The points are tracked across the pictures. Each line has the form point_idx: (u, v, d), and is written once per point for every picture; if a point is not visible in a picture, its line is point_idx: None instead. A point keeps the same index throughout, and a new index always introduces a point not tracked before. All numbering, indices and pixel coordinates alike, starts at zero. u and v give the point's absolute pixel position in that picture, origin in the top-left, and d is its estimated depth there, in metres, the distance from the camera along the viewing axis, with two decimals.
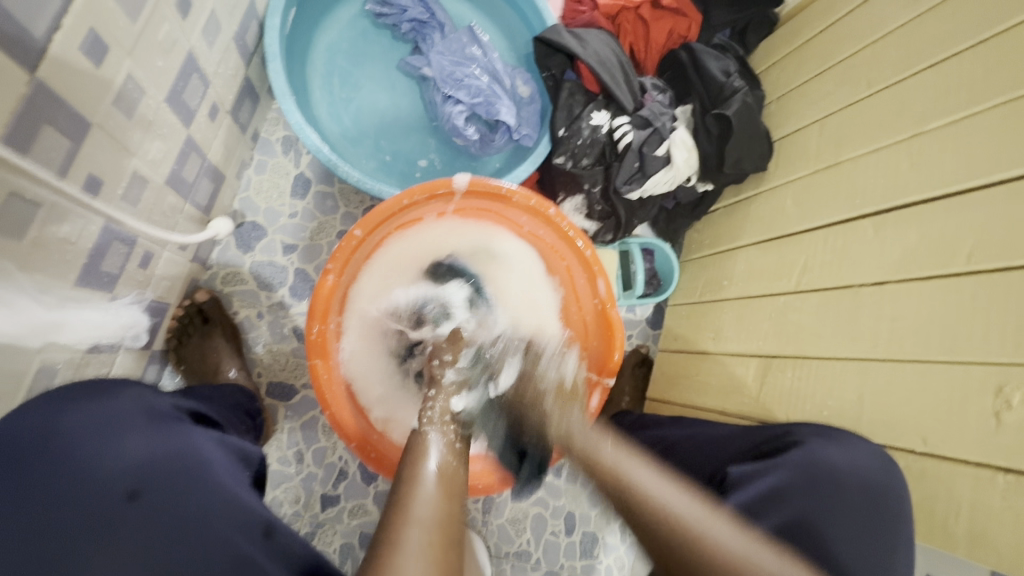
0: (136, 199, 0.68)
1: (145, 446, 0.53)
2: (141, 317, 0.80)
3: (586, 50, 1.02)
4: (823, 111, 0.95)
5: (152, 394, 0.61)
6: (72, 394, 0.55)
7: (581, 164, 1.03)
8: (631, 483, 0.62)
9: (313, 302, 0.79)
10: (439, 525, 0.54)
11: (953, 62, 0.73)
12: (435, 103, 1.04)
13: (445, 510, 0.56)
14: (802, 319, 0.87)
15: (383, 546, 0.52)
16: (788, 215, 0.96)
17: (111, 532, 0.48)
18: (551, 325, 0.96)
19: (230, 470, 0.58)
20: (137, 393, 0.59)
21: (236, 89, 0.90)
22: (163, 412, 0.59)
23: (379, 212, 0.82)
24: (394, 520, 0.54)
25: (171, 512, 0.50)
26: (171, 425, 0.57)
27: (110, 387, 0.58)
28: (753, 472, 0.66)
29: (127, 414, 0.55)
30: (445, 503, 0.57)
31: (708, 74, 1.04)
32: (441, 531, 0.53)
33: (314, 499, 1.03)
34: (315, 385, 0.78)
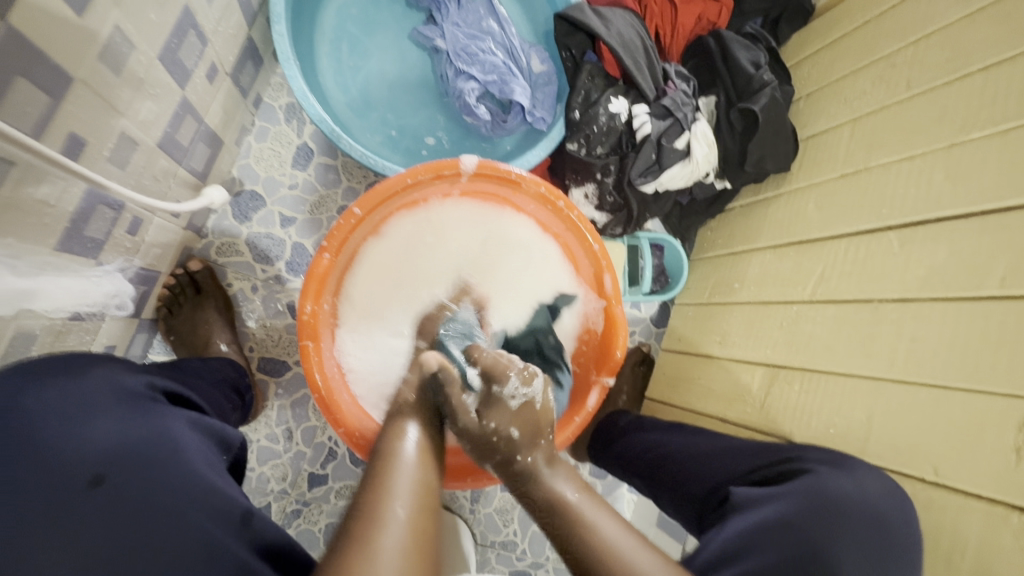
0: (123, 161, 0.65)
1: (115, 431, 0.51)
2: (126, 284, 0.77)
3: (609, 30, 0.96)
4: (857, 112, 0.90)
5: (126, 372, 0.59)
6: (33, 369, 0.51)
7: (595, 152, 0.97)
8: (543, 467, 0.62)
9: (307, 281, 0.76)
10: (418, 491, 0.54)
11: (1001, 68, 0.68)
12: (447, 77, 0.99)
13: (424, 481, 0.55)
14: (813, 329, 0.84)
15: (360, 517, 0.50)
16: (807, 220, 0.93)
17: (75, 519, 0.46)
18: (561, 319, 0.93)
19: (206, 457, 0.56)
20: (110, 372, 0.57)
21: (238, 50, 0.85)
22: (137, 393, 0.57)
23: (381, 191, 0.79)
24: (373, 490, 0.53)
25: (141, 503, 0.48)
26: (145, 407, 0.55)
27: (80, 362, 0.56)
28: (758, 498, 0.63)
29: (98, 395, 0.53)
30: (421, 474, 0.56)
31: (737, 66, 0.98)
32: (420, 503, 0.53)
33: (301, 477, 1.02)
34: (306, 366, 0.75)
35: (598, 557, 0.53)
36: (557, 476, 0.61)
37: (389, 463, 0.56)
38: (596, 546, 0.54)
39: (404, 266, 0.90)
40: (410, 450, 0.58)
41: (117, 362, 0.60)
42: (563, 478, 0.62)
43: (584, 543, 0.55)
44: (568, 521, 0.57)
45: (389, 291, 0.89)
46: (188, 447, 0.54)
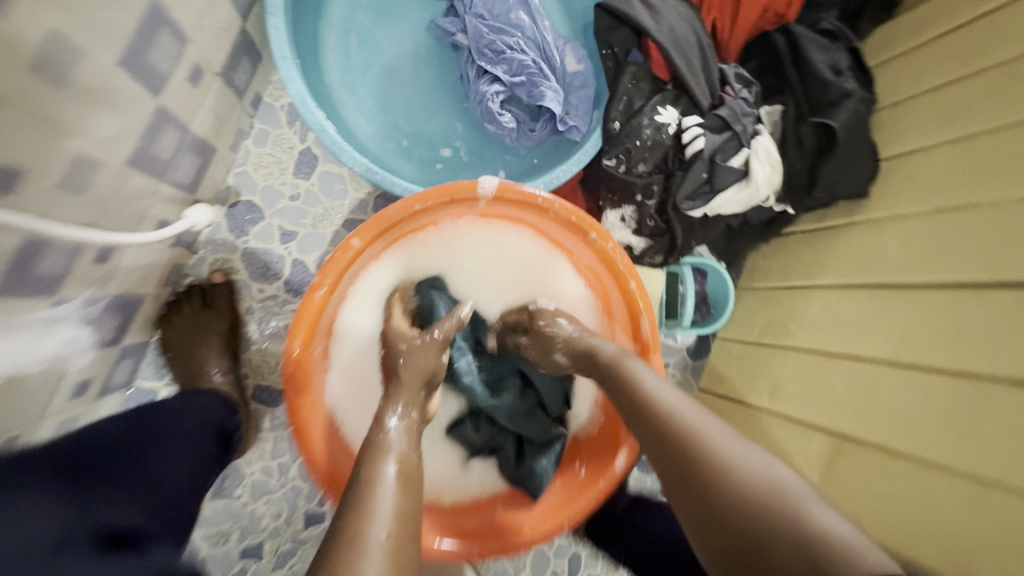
0: (80, 186, 0.55)
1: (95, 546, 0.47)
2: (92, 322, 0.68)
3: (659, 26, 0.82)
4: (966, 129, 0.72)
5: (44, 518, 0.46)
6: None
7: (636, 170, 0.84)
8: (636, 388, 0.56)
9: (295, 323, 0.66)
10: (406, 517, 0.46)
11: None
12: (468, 78, 0.87)
13: (410, 499, 0.47)
14: (894, 400, 0.70)
15: (335, 550, 0.42)
16: (889, 260, 0.78)
17: None
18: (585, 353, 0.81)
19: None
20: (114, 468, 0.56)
21: (229, 46, 0.74)
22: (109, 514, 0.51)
23: (384, 220, 0.68)
24: (352, 511, 0.45)
25: None
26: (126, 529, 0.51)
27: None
28: None
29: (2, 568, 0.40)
30: (404, 499, 0.47)
31: (811, 71, 0.83)
32: (404, 529, 0.45)
33: (297, 515, 0.93)
34: (292, 421, 0.65)
35: (703, 478, 0.44)
36: (660, 391, 0.54)
37: (369, 483, 0.47)
38: (681, 430, 0.48)
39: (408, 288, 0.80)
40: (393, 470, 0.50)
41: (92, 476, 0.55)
42: (650, 377, 0.57)
43: (688, 460, 0.46)
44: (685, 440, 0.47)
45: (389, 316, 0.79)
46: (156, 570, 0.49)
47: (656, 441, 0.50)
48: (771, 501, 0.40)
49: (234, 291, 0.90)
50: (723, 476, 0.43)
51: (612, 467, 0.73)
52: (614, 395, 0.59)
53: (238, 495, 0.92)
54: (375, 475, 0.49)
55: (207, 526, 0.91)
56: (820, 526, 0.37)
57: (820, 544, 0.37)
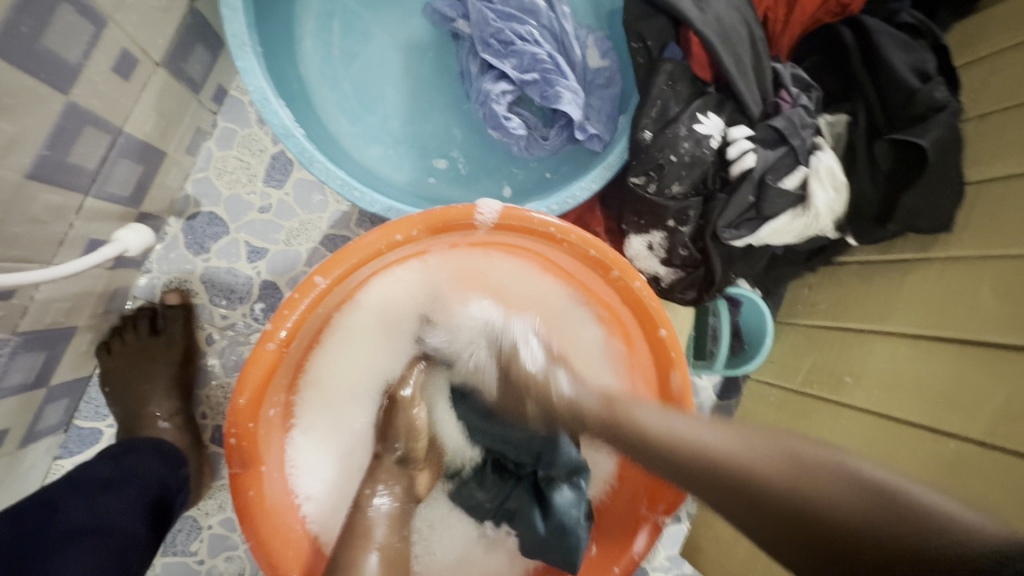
0: None
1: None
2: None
3: (705, 15, 0.67)
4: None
5: None
6: None
7: (668, 191, 0.70)
8: (643, 428, 0.50)
9: (242, 384, 0.52)
10: None
11: None
12: (470, 74, 0.73)
13: None
14: (992, 496, 0.56)
15: None
16: (978, 312, 0.63)
17: None
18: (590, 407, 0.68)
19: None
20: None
21: (175, 29, 0.61)
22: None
23: (356, 253, 0.55)
24: None
25: None
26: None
27: None
28: None
29: None
30: None
31: (890, 74, 0.68)
32: None
33: (262, 574, 0.81)
34: (239, 503, 0.52)
35: (784, 494, 0.40)
36: (674, 421, 0.49)
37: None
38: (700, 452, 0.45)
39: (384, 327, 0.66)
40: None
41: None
42: (649, 410, 0.52)
43: (759, 485, 0.41)
44: (739, 466, 0.43)
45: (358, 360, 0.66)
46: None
47: (675, 469, 0.47)
48: (864, 493, 0.37)
49: (190, 316, 0.77)
50: (767, 471, 0.41)
51: (629, 550, 0.60)
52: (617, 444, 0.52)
53: (194, 551, 0.80)
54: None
55: None
56: (901, 494, 0.35)
57: (932, 526, 0.33)
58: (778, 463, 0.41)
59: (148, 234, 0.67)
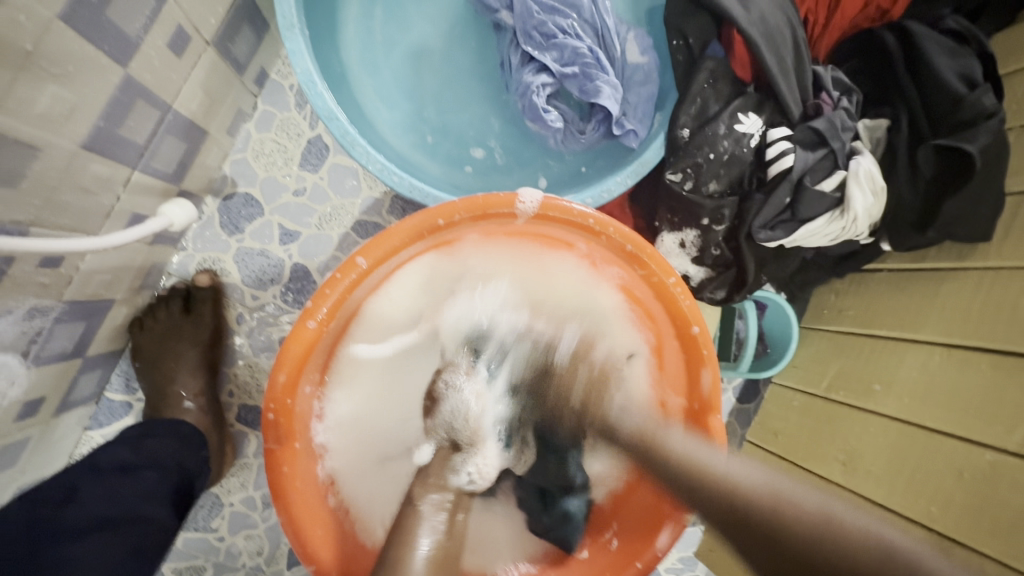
0: (12, 173, 0.44)
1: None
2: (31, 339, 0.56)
3: (749, 14, 0.67)
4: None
5: None
6: None
7: (705, 189, 0.69)
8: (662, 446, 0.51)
9: (281, 359, 0.53)
10: None
11: None
12: (510, 65, 0.73)
13: None
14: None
15: None
16: (1017, 323, 0.63)
17: None
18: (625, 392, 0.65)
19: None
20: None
21: (225, 10, 0.61)
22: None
23: (396, 236, 0.55)
24: None
25: None
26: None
27: None
28: None
29: None
30: None
31: (936, 80, 0.67)
32: None
33: (280, 553, 0.82)
34: (273, 479, 0.53)
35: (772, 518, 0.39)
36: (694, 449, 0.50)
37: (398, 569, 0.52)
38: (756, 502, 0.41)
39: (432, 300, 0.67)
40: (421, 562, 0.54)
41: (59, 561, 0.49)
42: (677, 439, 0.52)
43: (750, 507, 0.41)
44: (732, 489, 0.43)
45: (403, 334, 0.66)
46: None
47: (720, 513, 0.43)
48: (849, 536, 0.36)
49: (219, 298, 0.78)
50: (782, 512, 0.39)
51: (651, 546, 0.60)
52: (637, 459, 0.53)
53: (215, 528, 0.81)
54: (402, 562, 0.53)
55: (180, 560, 0.80)
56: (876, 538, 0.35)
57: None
58: (786, 505, 0.40)
59: (186, 211, 0.68)
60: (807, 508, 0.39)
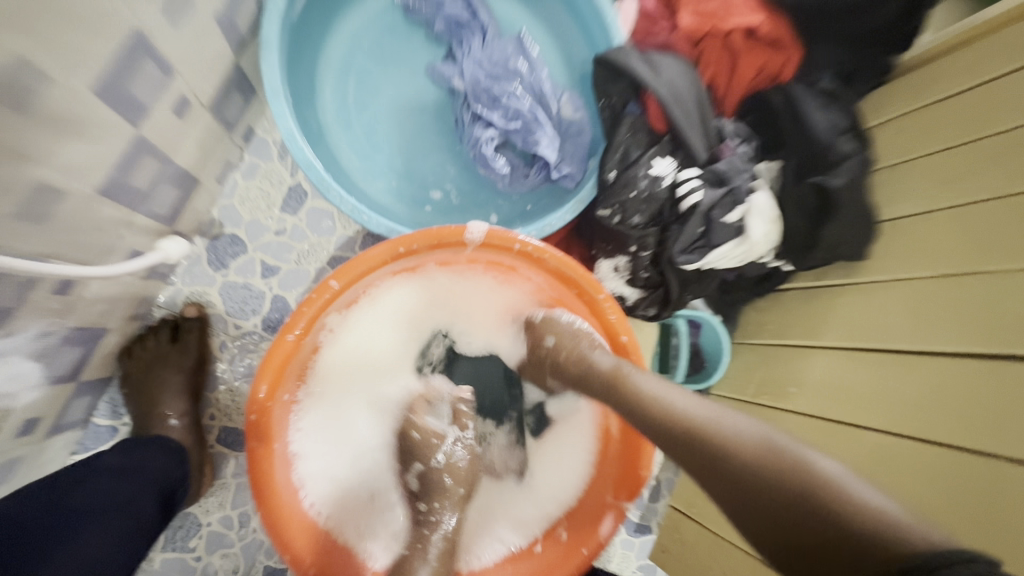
0: (44, 215, 0.52)
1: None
2: (32, 362, 0.62)
3: (658, 79, 0.81)
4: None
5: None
6: None
7: (631, 222, 0.82)
8: (638, 394, 0.60)
9: (263, 366, 0.61)
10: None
11: None
12: (463, 122, 0.86)
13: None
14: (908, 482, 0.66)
15: None
16: (891, 325, 0.75)
17: None
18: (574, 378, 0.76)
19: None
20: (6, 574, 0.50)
21: (220, 81, 0.73)
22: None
23: (367, 260, 0.65)
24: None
25: None
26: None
27: None
28: None
29: None
30: None
31: (811, 131, 0.83)
32: None
33: (255, 571, 0.87)
34: (251, 476, 0.60)
35: (749, 468, 0.49)
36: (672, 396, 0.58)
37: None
38: (707, 430, 0.53)
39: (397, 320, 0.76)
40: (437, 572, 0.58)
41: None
42: (649, 381, 0.61)
43: (736, 456, 0.50)
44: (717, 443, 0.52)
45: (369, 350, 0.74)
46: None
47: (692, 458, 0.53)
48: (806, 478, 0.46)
49: (205, 327, 0.86)
50: (776, 464, 0.48)
51: (595, 534, 0.68)
52: (617, 408, 0.62)
53: (193, 547, 0.85)
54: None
55: None
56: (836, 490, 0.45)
57: (864, 514, 0.43)
58: (775, 457, 0.49)
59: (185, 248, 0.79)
60: (784, 454, 0.49)
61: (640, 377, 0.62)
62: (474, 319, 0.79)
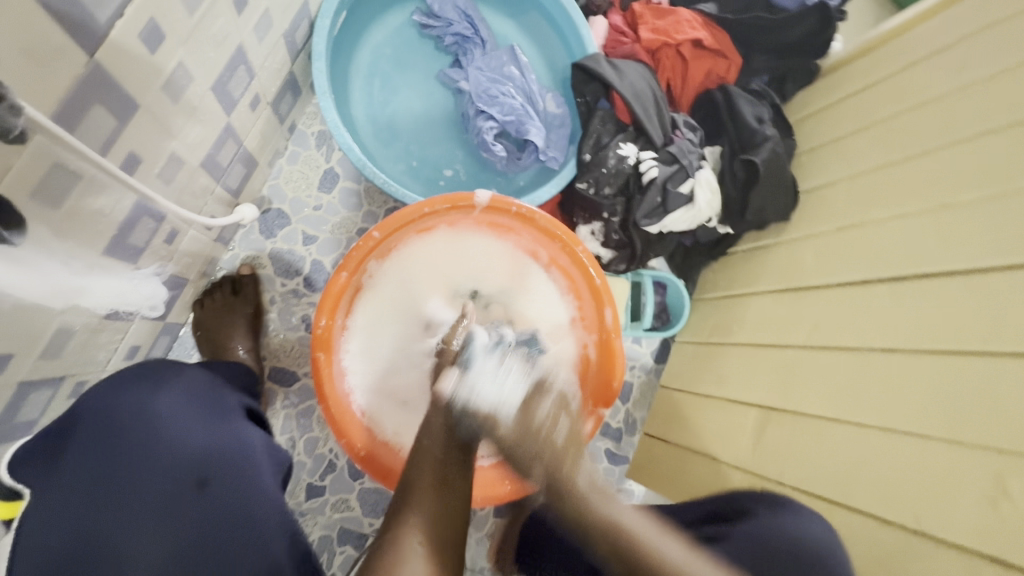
0: (170, 178, 0.71)
1: (201, 438, 0.67)
2: (163, 287, 0.83)
3: (622, 81, 1.03)
4: (924, 98, 0.86)
5: (223, 391, 0.77)
6: (133, 374, 0.70)
7: (603, 193, 1.04)
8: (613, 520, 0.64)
9: (324, 296, 0.82)
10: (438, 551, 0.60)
11: (976, 144, 0.74)
12: (468, 116, 1.07)
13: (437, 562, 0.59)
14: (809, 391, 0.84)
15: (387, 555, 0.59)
16: (803, 268, 0.97)
17: (182, 511, 0.63)
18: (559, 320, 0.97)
19: (271, 458, 0.72)
20: (200, 378, 0.75)
21: (280, 83, 0.92)
22: (227, 398, 0.75)
23: (400, 217, 0.85)
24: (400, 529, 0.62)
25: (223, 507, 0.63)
26: (222, 414, 0.71)
27: (161, 374, 0.72)
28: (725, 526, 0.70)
29: (177, 417, 0.68)
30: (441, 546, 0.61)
31: (743, 120, 1.05)
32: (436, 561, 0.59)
33: (299, 487, 1.05)
34: (316, 376, 0.80)
35: None
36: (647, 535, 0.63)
37: (412, 490, 0.66)
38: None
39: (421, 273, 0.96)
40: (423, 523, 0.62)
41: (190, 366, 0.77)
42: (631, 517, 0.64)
43: None
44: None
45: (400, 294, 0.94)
46: (254, 451, 0.70)
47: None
48: None
49: (259, 283, 1.05)
50: None
51: None
52: (592, 536, 0.65)
53: None
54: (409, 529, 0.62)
55: None
56: None
57: None
58: None
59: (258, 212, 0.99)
60: None
61: (616, 507, 0.65)
62: (479, 271, 0.98)
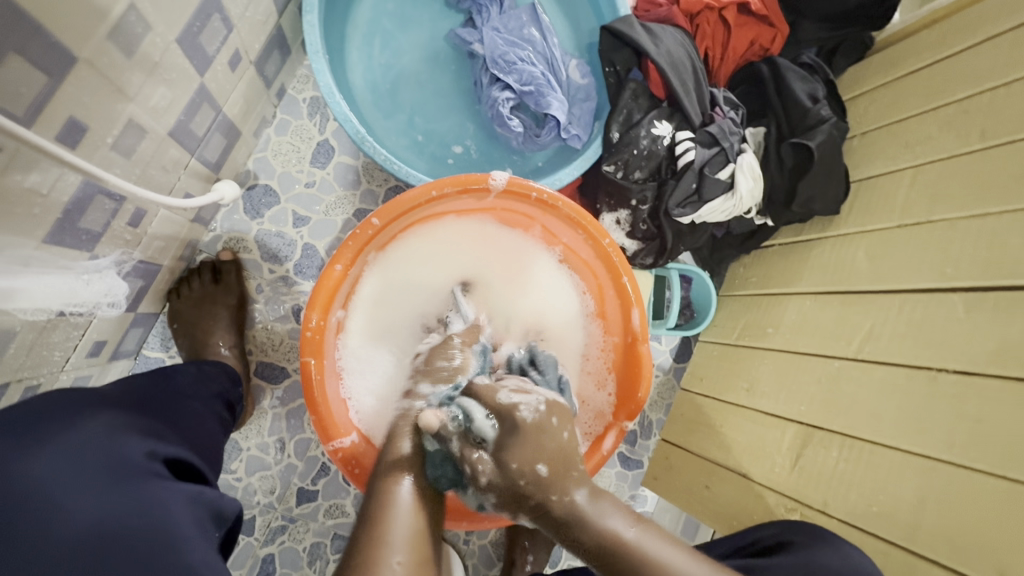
0: (129, 150, 0.60)
1: (100, 504, 0.47)
2: (120, 280, 0.72)
3: (658, 48, 0.90)
4: (1012, 75, 0.73)
5: (131, 434, 0.55)
6: (35, 414, 0.51)
7: (632, 177, 0.92)
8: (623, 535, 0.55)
9: (315, 292, 0.71)
10: (415, 541, 0.54)
11: None
12: (481, 84, 0.94)
13: (421, 523, 0.56)
14: (871, 415, 0.74)
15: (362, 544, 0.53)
16: (856, 268, 0.86)
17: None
18: (576, 319, 0.88)
19: (206, 531, 0.53)
20: (102, 429, 0.53)
21: (265, 38, 0.79)
22: (130, 459, 0.52)
23: (403, 203, 0.74)
24: (371, 528, 0.54)
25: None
26: (130, 478, 0.50)
27: (69, 408, 0.53)
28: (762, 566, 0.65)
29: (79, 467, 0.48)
30: (416, 520, 0.56)
31: (793, 97, 0.93)
32: (414, 553, 0.53)
33: (289, 492, 0.96)
34: (304, 385, 0.70)
35: None
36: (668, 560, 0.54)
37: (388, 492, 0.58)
38: None
39: (425, 263, 0.85)
40: (406, 493, 0.58)
41: (109, 406, 0.57)
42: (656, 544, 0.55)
43: None
44: None
45: (402, 287, 0.84)
46: (180, 519, 0.50)
47: None
48: None
49: (241, 270, 0.94)
50: None
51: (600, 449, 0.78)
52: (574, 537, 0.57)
53: (233, 469, 0.95)
54: (389, 494, 0.58)
55: None
56: None
57: None
58: None
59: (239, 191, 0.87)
60: None
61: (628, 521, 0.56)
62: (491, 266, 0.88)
